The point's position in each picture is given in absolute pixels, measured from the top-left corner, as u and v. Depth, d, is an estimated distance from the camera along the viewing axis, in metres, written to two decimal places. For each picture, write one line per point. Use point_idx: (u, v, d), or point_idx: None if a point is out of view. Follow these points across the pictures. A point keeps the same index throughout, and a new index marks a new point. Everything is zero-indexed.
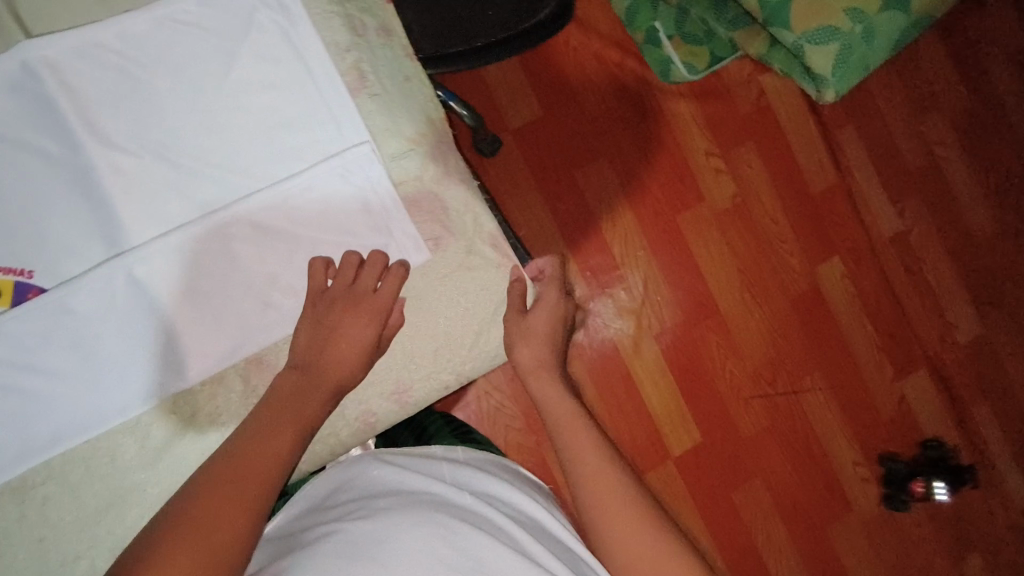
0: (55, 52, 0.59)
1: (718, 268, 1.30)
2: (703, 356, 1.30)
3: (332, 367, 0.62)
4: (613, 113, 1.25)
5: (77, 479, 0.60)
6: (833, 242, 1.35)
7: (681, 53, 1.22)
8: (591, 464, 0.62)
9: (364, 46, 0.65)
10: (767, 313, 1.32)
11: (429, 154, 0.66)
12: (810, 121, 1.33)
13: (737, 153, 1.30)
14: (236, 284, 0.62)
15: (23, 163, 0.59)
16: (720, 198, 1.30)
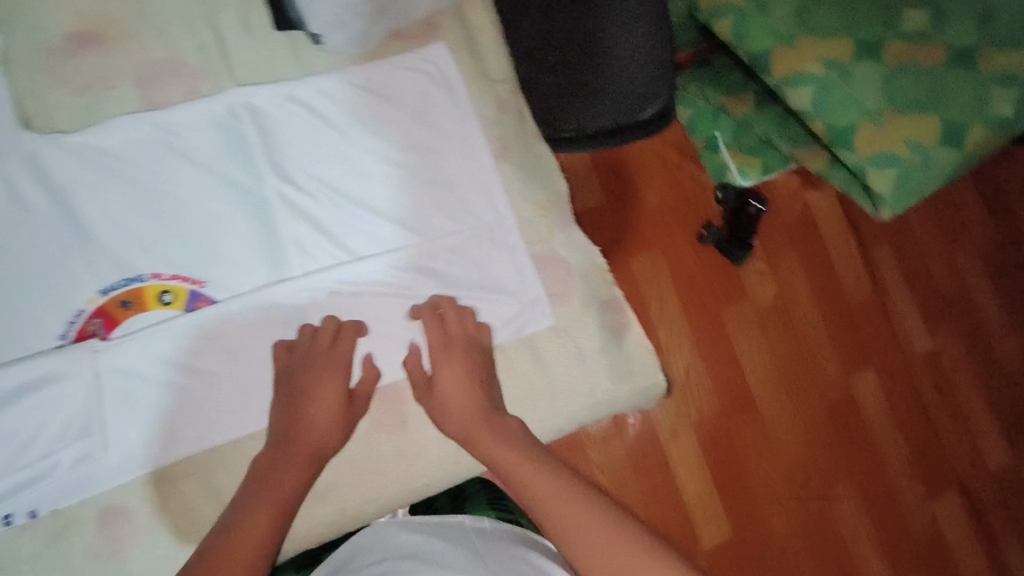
0: (257, 100, 0.69)
1: (758, 367, 1.26)
2: (738, 452, 1.24)
3: (308, 430, 0.61)
4: (674, 202, 1.25)
5: (211, 477, 0.63)
6: (868, 354, 1.32)
7: (738, 160, 1.17)
8: (553, 493, 0.54)
9: (508, 126, 0.77)
10: (802, 417, 1.28)
11: (556, 223, 0.76)
12: (849, 234, 1.32)
13: (780, 257, 1.29)
14: (382, 318, 0.69)
15: (214, 190, 0.67)
16: (763, 298, 1.28)
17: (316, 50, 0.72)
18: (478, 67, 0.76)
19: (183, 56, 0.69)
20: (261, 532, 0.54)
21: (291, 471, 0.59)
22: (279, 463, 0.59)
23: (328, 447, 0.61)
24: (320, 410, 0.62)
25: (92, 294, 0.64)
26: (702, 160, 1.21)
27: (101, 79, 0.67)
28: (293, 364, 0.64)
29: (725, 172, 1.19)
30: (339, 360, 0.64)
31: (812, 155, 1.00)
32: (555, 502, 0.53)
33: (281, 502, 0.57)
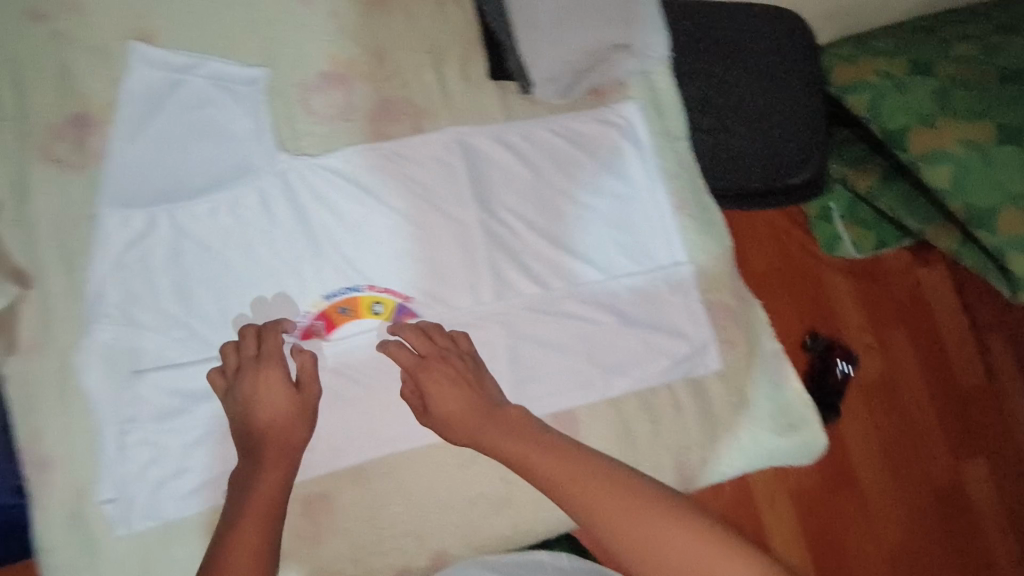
0: (472, 139, 0.77)
1: (862, 443, 1.19)
2: (838, 530, 1.15)
3: (268, 428, 0.62)
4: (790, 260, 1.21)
5: (405, 475, 0.70)
6: (980, 442, 1.23)
7: (853, 232, 1.17)
8: (588, 480, 0.56)
9: (687, 179, 0.82)
10: (907, 500, 1.19)
11: (726, 273, 0.80)
12: (962, 317, 1.26)
13: (889, 332, 1.23)
14: (564, 347, 0.74)
15: (427, 215, 0.75)
16: (869, 372, 1.22)
17: (523, 99, 0.79)
18: (662, 124, 0.82)
19: (412, 96, 0.77)
20: (260, 520, 0.58)
21: (266, 471, 0.61)
22: (245, 460, 0.62)
23: (296, 439, 0.63)
24: (270, 414, 0.63)
25: (317, 299, 0.71)
26: (813, 229, 1.21)
27: (343, 112, 0.76)
28: (231, 383, 0.64)
29: (837, 242, 1.19)
30: (272, 361, 0.65)
31: (939, 234, 0.99)
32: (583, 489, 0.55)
33: (265, 508, 0.59)
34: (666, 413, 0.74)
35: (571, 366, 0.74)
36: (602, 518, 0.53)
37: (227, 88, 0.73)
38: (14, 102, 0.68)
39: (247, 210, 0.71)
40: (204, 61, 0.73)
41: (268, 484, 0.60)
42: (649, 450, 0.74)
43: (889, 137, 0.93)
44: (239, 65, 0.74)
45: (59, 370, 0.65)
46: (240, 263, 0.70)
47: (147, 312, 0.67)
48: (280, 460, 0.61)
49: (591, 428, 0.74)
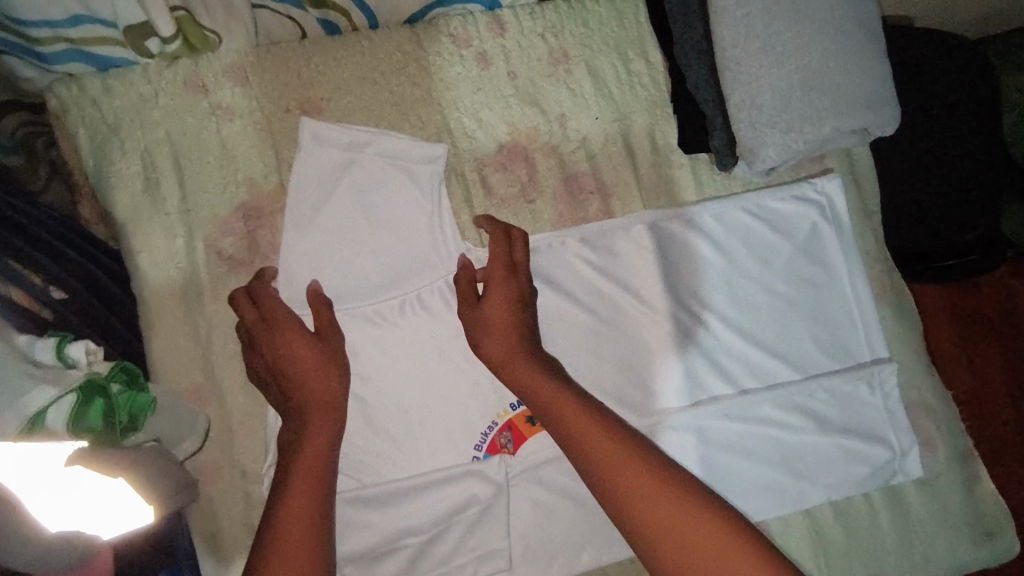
0: (662, 222, 0.70)
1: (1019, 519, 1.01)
2: None
3: (303, 380, 0.55)
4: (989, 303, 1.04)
5: None
6: None
7: None
8: (599, 438, 0.52)
9: (882, 260, 0.75)
10: None
11: (925, 366, 0.74)
12: None
13: None
14: (757, 452, 0.69)
15: (614, 309, 0.69)
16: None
17: (715, 174, 0.72)
18: (858, 198, 0.76)
19: (598, 172, 0.70)
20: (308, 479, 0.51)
21: (311, 428, 0.54)
22: (293, 417, 0.55)
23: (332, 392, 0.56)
24: (306, 363, 0.56)
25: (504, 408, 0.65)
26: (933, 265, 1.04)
27: (524, 192, 0.69)
28: (256, 326, 0.57)
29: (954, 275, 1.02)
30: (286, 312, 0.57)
31: None
32: (595, 444, 0.52)
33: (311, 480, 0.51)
34: (864, 521, 0.70)
35: (769, 475, 0.69)
36: (620, 487, 0.50)
37: (404, 168, 0.65)
38: (177, 191, 0.61)
39: (428, 307, 0.65)
40: (377, 136, 0.64)
41: (313, 449, 0.53)
42: (845, 562, 0.69)
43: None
44: (416, 139, 0.65)
45: (245, 496, 0.60)
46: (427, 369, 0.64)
47: None
48: (328, 412, 0.55)
49: (788, 537, 0.69)
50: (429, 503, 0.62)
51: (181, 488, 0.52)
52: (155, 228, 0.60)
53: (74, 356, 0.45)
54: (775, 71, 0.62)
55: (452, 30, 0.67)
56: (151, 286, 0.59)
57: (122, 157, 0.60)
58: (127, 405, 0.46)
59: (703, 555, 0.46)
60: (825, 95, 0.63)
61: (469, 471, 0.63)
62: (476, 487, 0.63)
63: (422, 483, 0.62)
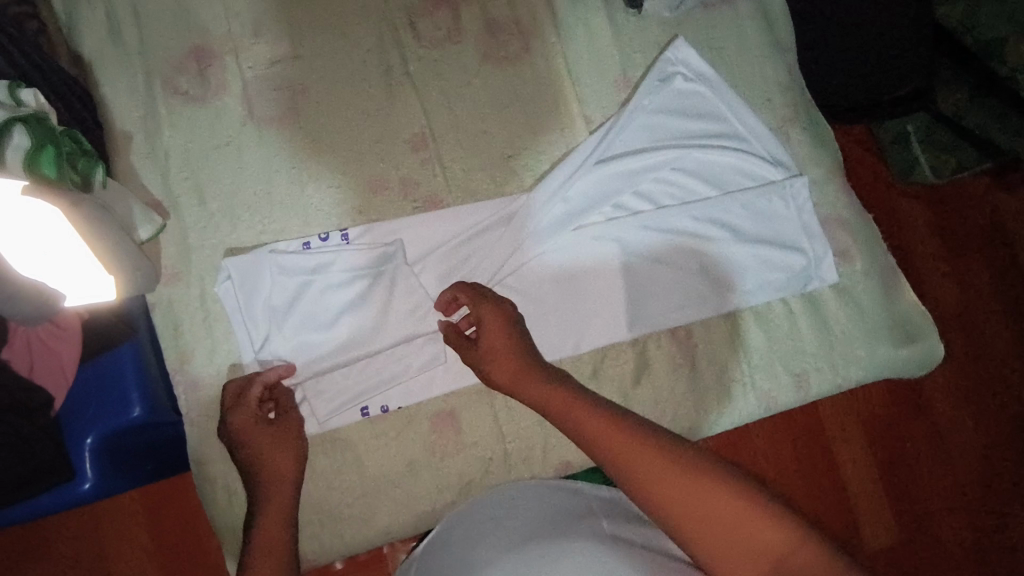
0: (580, 60, 0.76)
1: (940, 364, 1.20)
2: (912, 451, 1.18)
3: (273, 471, 0.61)
4: (901, 202, 1.25)
5: None
6: None
7: (930, 157, 1.16)
8: (612, 432, 0.52)
9: (798, 90, 0.80)
10: (984, 426, 1.21)
11: (841, 187, 0.78)
12: None
13: (970, 262, 1.24)
14: (672, 269, 0.74)
15: (543, 142, 0.75)
16: (947, 303, 1.23)
17: (630, 17, 0.78)
18: (771, 34, 0.80)
19: (517, 14, 0.76)
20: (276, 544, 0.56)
21: (270, 506, 0.59)
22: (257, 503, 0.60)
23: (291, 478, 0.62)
24: (262, 452, 0.62)
25: (434, 224, 0.72)
26: (888, 154, 1.22)
27: (450, 35, 0.75)
28: (236, 414, 0.63)
29: (914, 166, 1.19)
30: (245, 405, 0.63)
31: None
32: (611, 436, 0.52)
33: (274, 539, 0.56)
34: (783, 326, 0.75)
35: (688, 291, 0.74)
36: (596, 439, 0.52)
37: (377, 263, 0.70)
38: (136, 37, 0.69)
39: (363, 139, 0.73)
40: (339, 252, 0.69)
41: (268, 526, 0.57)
42: (766, 364, 0.74)
43: (983, 49, 0.87)
44: (370, 224, 0.71)
45: (201, 297, 0.67)
46: (365, 189, 0.72)
47: (278, 250, 0.68)
48: (277, 503, 0.59)
49: (711, 342, 0.74)
50: (367, 300, 0.69)
51: (139, 266, 0.61)
52: (119, 67, 0.69)
53: (24, 99, 0.54)
54: None
55: None
56: (116, 118, 0.68)
57: (87, 7, 0.69)
58: (83, 168, 0.56)
59: (727, 532, 0.45)
60: None
61: (402, 271, 0.70)
62: (411, 286, 0.70)
63: (357, 287, 0.69)
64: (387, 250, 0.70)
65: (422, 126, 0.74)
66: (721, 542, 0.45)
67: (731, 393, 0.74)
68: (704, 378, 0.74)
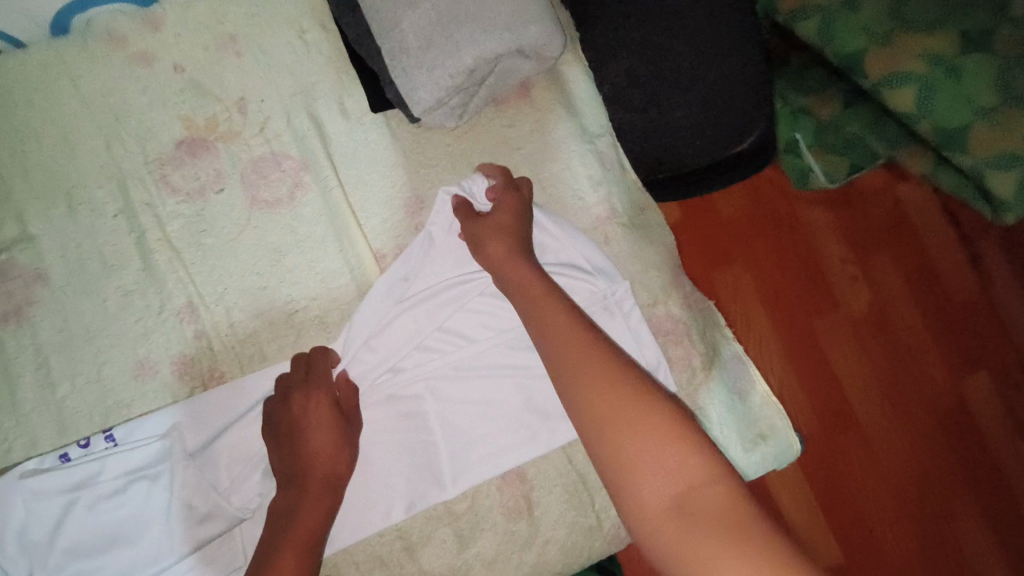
0: (362, 189, 0.69)
1: (857, 373, 1.19)
2: (843, 465, 1.17)
3: (314, 455, 0.60)
4: (790, 219, 1.22)
5: (351, 574, 0.65)
6: (978, 355, 1.22)
7: (822, 163, 1.12)
8: (594, 361, 0.55)
9: (612, 179, 0.73)
10: (915, 429, 1.19)
11: (671, 279, 0.73)
12: (948, 235, 1.24)
13: (877, 264, 1.22)
14: (497, 410, 0.67)
15: (340, 283, 0.68)
16: (858, 306, 1.21)
17: (414, 129, 0.70)
18: (577, 122, 0.74)
19: (285, 148, 0.68)
20: (301, 549, 0.56)
21: (309, 503, 0.58)
22: (290, 487, 0.59)
23: (339, 468, 0.61)
24: (314, 437, 0.60)
25: (209, 410, 0.63)
26: (782, 163, 1.19)
27: (210, 183, 0.66)
28: (275, 407, 0.62)
29: (808, 175, 1.17)
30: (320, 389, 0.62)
31: (912, 157, 0.96)
32: (579, 367, 0.55)
33: (302, 550, 0.56)
34: None
35: (518, 426, 0.67)
36: (573, 371, 0.55)
37: (151, 468, 0.62)
38: None
39: (119, 319, 0.64)
40: (106, 458, 0.61)
41: (309, 515, 0.58)
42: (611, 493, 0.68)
43: (845, 64, 0.80)
44: (140, 420, 0.62)
45: None
46: (128, 379, 0.63)
47: (33, 476, 0.60)
48: (316, 489, 0.59)
49: (544, 482, 0.67)
50: (145, 511, 0.61)
51: None
52: None
53: None
54: (410, 11, 0.61)
55: (109, 32, 0.66)
56: None
57: None
58: None
59: (648, 462, 0.49)
60: (471, 21, 0.60)
61: (180, 474, 0.61)
62: (189, 488, 0.61)
63: (131, 497, 0.61)
64: (160, 445, 0.62)
65: (188, 294, 0.65)
66: (640, 466, 0.49)
67: (580, 531, 0.67)
68: (542, 525, 0.66)
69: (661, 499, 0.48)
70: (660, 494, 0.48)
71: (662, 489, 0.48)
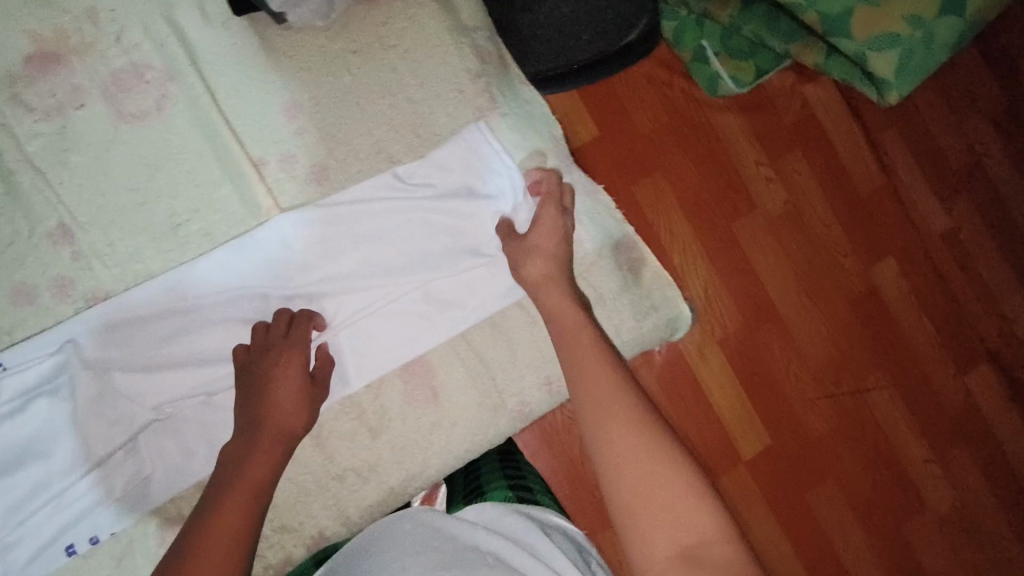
0: (232, 96, 0.67)
1: (774, 269, 1.23)
2: (765, 356, 1.22)
3: (274, 413, 0.61)
4: (703, 119, 1.21)
5: None
6: (884, 242, 1.28)
7: (729, 67, 1.16)
8: (620, 403, 0.54)
9: (491, 72, 0.73)
10: (830, 316, 1.25)
11: (557, 168, 0.75)
12: (854, 126, 1.27)
13: (788, 161, 1.24)
14: (394, 306, 0.69)
15: (223, 195, 0.67)
16: (774, 205, 1.23)
17: (284, 31, 0.68)
18: (451, 16, 0.72)
19: (146, 59, 0.65)
20: (249, 493, 0.57)
21: (260, 458, 0.59)
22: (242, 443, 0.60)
23: (298, 426, 0.62)
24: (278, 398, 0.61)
25: (107, 323, 0.64)
26: (693, 75, 1.18)
27: (70, 100, 0.64)
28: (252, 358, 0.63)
29: (719, 80, 1.18)
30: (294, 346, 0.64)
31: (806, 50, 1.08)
32: (610, 411, 0.54)
33: (254, 487, 0.57)
34: (520, 332, 0.72)
35: (420, 322, 0.70)
36: (599, 409, 0.54)
37: (50, 388, 0.64)
38: None
39: None
40: (2, 381, 0.62)
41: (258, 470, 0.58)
42: (511, 374, 0.72)
43: None
44: (29, 344, 0.63)
45: None
46: (9, 306, 0.63)
47: None
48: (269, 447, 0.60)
49: (447, 371, 0.71)
50: (52, 425, 0.64)
51: None
52: None
53: None
54: None
55: None
56: None
57: None
58: None
59: (663, 510, 0.48)
60: None
61: (79, 390, 0.63)
62: (89, 404, 0.64)
63: (34, 415, 0.63)
64: (56, 363, 0.64)
65: (60, 216, 0.64)
66: (653, 514, 0.48)
67: (484, 411, 0.71)
68: (448, 408, 0.70)
69: (670, 549, 0.46)
70: (669, 544, 0.46)
71: (674, 539, 0.46)
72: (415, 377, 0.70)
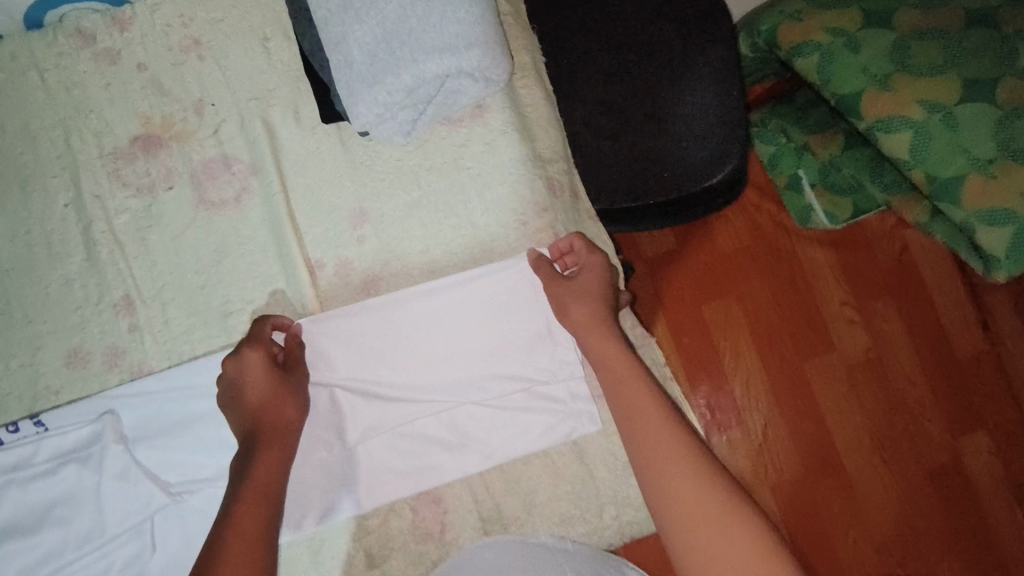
0: (305, 196, 0.70)
1: (844, 418, 1.12)
2: (822, 513, 1.09)
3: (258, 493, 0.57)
4: (785, 252, 1.15)
5: None
6: (977, 414, 1.13)
7: (823, 201, 1.06)
8: (669, 447, 0.55)
9: (560, 207, 0.72)
10: (903, 483, 1.11)
11: None
12: (958, 290, 1.16)
13: (876, 306, 1.14)
14: (421, 431, 0.67)
15: (278, 291, 0.69)
16: (853, 349, 1.13)
17: (365, 142, 0.70)
18: (531, 147, 0.72)
19: (236, 153, 0.69)
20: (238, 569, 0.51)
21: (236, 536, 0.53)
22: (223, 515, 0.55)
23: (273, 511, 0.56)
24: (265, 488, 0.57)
25: (146, 395, 0.65)
26: (785, 200, 1.12)
27: (163, 180, 0.68)
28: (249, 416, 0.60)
29: (810, 212, 1.10)
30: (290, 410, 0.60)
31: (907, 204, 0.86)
32: (667, 468, 0.54)
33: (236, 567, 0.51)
34: (541, 481, 0.68)
35: (442, 451, 0.67)
36: (650, 455, 0.56)
37: (77, 458, 0.64)
38: None
39: (60, 306, 0.66)
40: (39, 441, 0.64)
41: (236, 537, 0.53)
42: (527, 524, 0.68)
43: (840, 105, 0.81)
44: (72, 409, 0.64)
45: None
46: (60, 366, 0.66)
47: None
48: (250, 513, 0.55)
49: (459, 508, 0.68)
50: (75, 492, 0.63)
51: None
52: None
53: None
54: (358, 27, 0.60)
55: (78, 27, 0.69)
56: None
57: None
58: None
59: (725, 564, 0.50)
60: (412, 41, 0.60)
61: (109, 462, 0.63)
62: (110, 479, 0.63)
63: (61, 478, 0.63)
64: (92, 432, 0.64)
65: (127, 288, 0.67)
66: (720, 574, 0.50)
67: None
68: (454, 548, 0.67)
69: None
70: None
71: None
72: (425, 509, 0.67)
